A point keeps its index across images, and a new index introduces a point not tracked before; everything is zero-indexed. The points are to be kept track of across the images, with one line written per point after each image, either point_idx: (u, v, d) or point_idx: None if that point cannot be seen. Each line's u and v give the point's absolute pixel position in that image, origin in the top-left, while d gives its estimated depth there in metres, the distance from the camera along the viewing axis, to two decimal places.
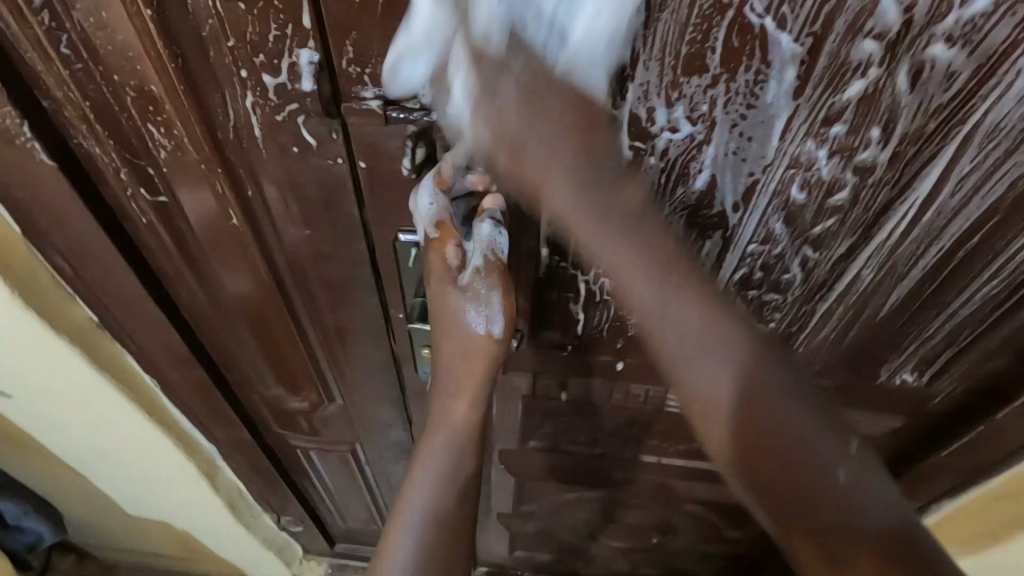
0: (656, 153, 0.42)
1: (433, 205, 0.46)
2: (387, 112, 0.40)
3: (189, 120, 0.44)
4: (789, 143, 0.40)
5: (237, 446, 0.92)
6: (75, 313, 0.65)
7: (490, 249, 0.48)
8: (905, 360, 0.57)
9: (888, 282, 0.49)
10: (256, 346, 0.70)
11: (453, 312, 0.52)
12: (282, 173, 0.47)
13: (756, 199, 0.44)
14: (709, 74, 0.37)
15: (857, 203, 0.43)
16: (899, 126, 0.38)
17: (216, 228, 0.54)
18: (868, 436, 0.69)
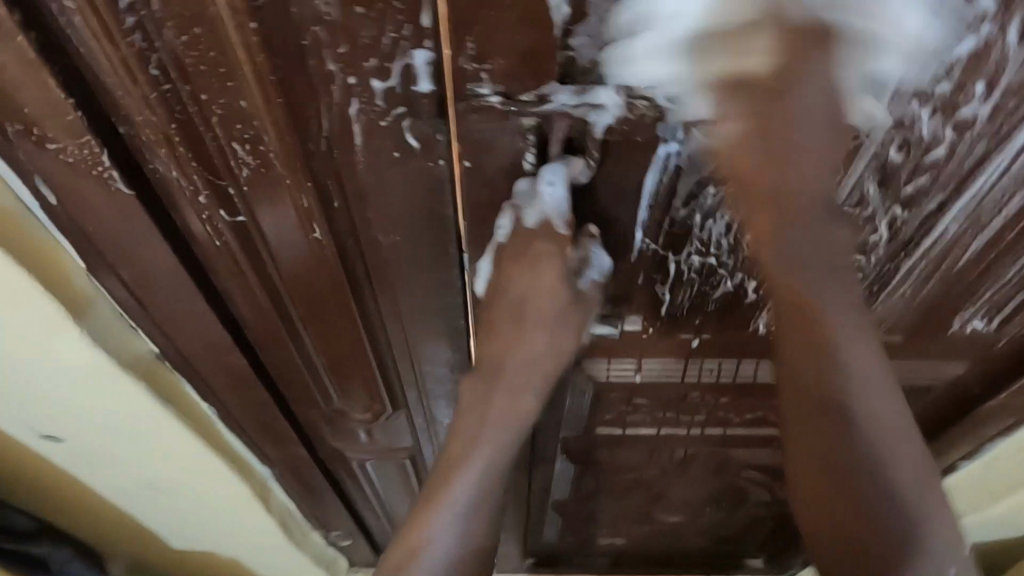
0: None
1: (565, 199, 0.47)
2: (505, 106, 0.40)
3: (282, 135, 0.43)
4: (894, 104, 0.41)
5: (292, 464, 0.90)
6: (135, 344, 0.64)
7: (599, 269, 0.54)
8: (977, 309, 0.59)
9: (970, 235, 0.51)
10: (324, 360, 0.69)
11: (533, 298, 0.54)
12: (377, 180, 0.46)
13: (853, 163, 0.45)
14: None
15: (952, 159, 0.45)
16: (1004, 80, 0.39)
17: (295, 244, 0.53)
18: (930, 384, 0.71)
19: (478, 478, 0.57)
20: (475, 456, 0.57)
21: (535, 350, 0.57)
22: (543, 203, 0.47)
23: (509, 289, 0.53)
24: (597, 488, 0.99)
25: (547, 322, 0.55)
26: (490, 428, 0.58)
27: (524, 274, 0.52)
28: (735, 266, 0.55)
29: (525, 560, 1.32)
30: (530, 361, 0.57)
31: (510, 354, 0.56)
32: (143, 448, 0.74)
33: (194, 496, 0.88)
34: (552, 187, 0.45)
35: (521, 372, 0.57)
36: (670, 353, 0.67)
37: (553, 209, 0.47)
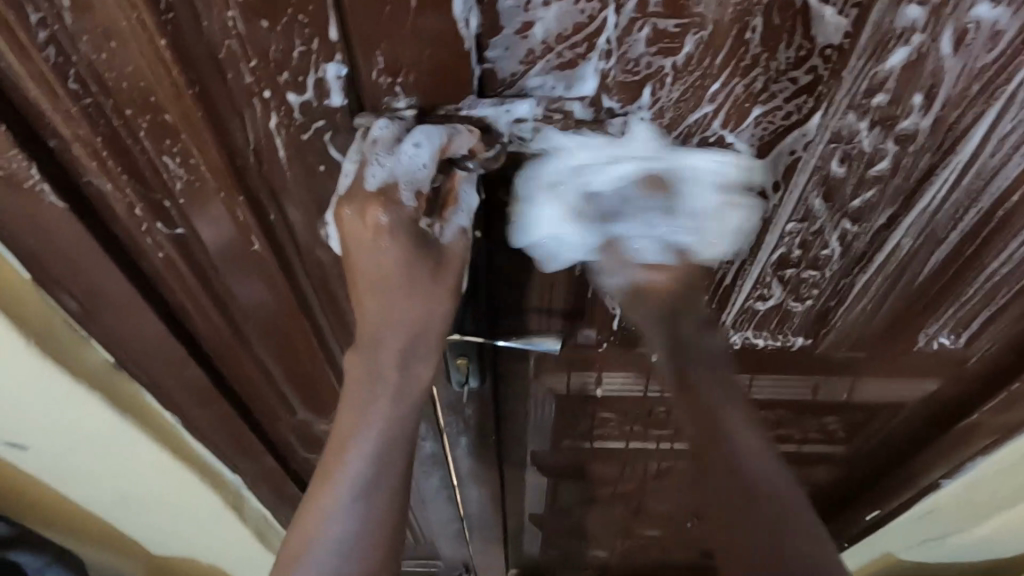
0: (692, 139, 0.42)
1: (426, 167, 0.41)
2: (420, 119, 0.40)
3: (209, 149, 0.43)
4: (830, 117, 0.40)
5: (262, 476, 0.89)
6: (91, 355, 0.63)
7: (458, 230, 0.47)
8: (941, 325, 0.57)
9: (926, 249, 0.49)
10: (282, 371, 0.68)
11: (377, 253, 0.46)
12: (309, 192, 0.46)
13: (794, 177, 0.44)
14: (749, 54, 0.37)
15: (897, 172, 0.43)
16: (942, 91, 0.38)
17: (237, 256, 0.52)
18: (903, 400, 0.69)
19: (369, 459, 0.50)
20: (366, 429, 0.50)
21: (399, 307, 0.50)
22: (396, 163, 0.40)
23: (361, 253, 0.47)
24: (573, 501, 0.98)
25: (404, 288, 0.49)
26: (379, 399, 0.51)
27: (378, 245, 0.45)
28: None
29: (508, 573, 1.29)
30: (408, 327, 0.51)
31: (379, 321, 0.50)
32: (108, 457, 0.74)
33: (167, 506, 0.88)
34: (415, 147, 0.39)
35: (401, 338, 0.51)
36: (630, 368, 0.66)
37: (404, 171, 0.41)
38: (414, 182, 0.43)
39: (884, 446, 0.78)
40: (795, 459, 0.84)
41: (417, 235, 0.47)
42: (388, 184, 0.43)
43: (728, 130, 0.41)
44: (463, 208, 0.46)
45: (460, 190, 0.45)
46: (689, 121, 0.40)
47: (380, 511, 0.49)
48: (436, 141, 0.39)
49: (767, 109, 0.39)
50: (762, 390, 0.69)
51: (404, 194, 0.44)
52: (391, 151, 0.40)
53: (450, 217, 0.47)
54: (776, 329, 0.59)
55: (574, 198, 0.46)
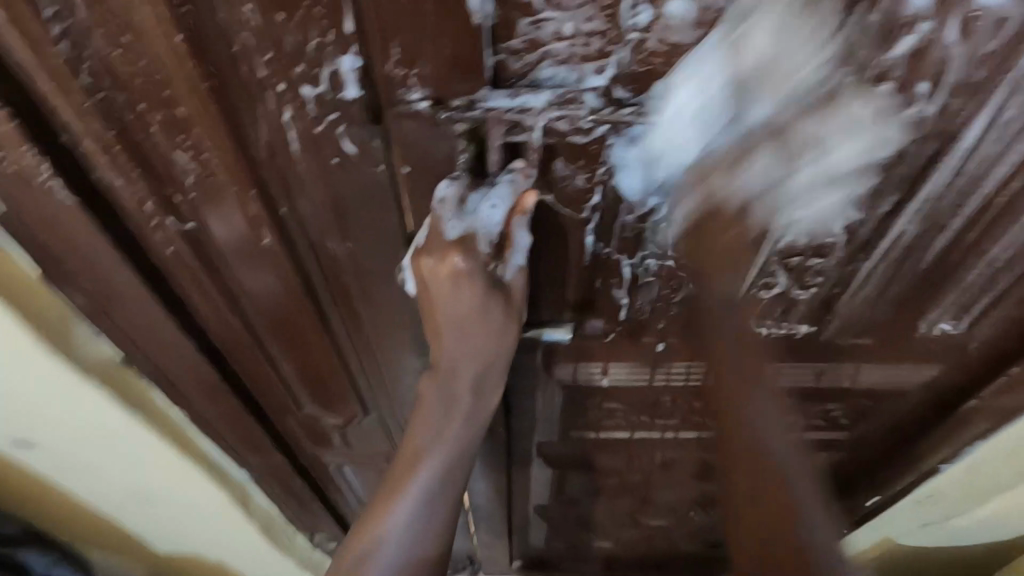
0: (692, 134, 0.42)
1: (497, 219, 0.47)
2: (436, 112, 0.39)
3: (222, 141, 0.43)
4: (839, 106, 0.40)
5: (269, 470, 0.89)
6: (100, 351, 0.64)
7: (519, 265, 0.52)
8: (944, 311, 0.58)
9: (929, 236, 0.50)
10: (290, 366, 0.68)
11: (452, 294, 0.51)
12: (321, 187, 0.46)
13: (801, 166, 0.45)
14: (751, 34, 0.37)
15: (903, 160, 0.44)
16: (948, 79, 0.38)
17: (248, 249, 0.52)
18: (904, 386, 0.70)
19: (430, 479, 0.56)
20: (436, 448, 0.56)
21: (467, 342, 0.54)
22: (474, 220, 0.47)
23: (440, 295, 0.52)
24: (579, 492, 0.98)
25: (478, 327, 0.54)
26: (448, 426, 0.57)
27: (456, 287, 0.51)
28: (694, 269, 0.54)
29: (512, 565, 1.30)
30: (478, 362, 0.56)
31: (454, 356, 0.55)
32: (120, 454, 0.74)
33: (176, 502, 0.88)
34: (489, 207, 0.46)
35: (474, 370, 0.56)
36: (637, 359, 0.66)
37: (481, 224, 0.48)
38: (488, 234, 0.49)
39: (885, 433, 0.79)
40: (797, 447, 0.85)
41: (488, 279, 0.52)
42: (467, 235, 0.49)
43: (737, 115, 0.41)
44: (519, 248, 0.51)
45: (515, 235, 0.49)
46: (699, 112, 0.41)
47: (437, 522, 0.56)
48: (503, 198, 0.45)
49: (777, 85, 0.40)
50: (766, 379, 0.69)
51: (480, 243, 0.50)
52: (457, 208, 0.46)
53: (509, 258, 0.51)
54: (781, 318, 0.60)
55: (583, 183, 0.46)
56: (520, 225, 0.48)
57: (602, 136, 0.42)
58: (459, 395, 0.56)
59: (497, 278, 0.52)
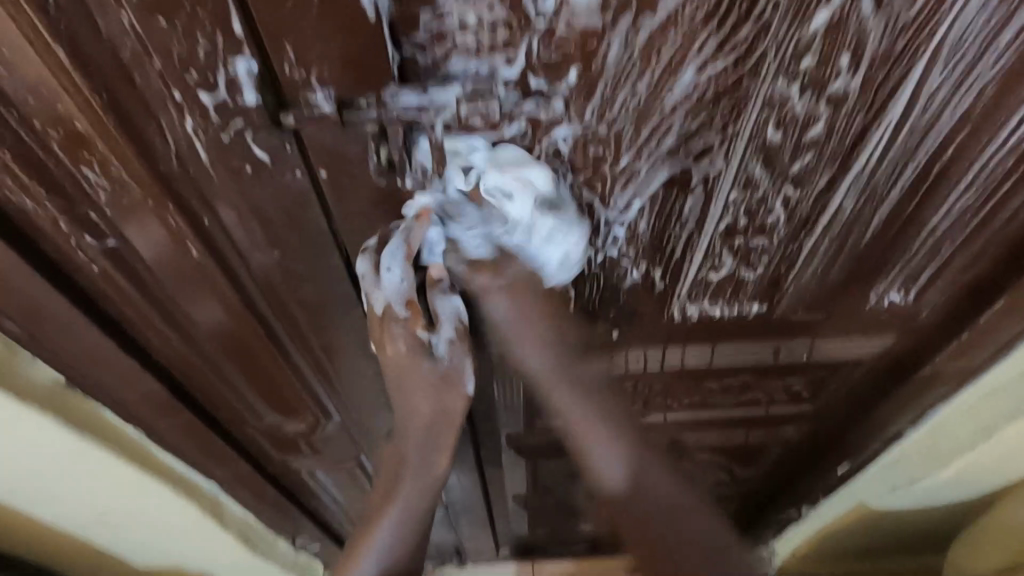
0: (613, 121, 0.41)
1: (405, 282, 0.50)
2: (341, 114, 0.38)
3: (126, 155, 0.41)
4: (760, 84, 0.40)
5: (238, 480, 0.88)
6: (36, 375, 0.61)
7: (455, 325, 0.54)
8: (891, 281, 0.58)
9: (869, 208, 0.49)
10: (242, 377, 0.66)
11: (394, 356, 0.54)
12: (240, 195, 0.44)
13: (732, 146, 0.44)
14: (663, 13, 0.35)
15: (832, 135, 0.43)
16: (868, 51, 0.38)
17: (177, 264, 0.50)
18: (860, 357, 0.71)
19: (400, 518, 0.62)
20: (406, 479, 0.61)
21: (414, 388, 0.57)
22: (382, 287, 0.50)
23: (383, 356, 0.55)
24: (556, 478, 0.98)
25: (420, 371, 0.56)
26: (409, 458, 0.61)
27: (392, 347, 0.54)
28: (636, 256, 0.53)
29: (500, 553, 1.30)
30: (431, 407, 0.58)
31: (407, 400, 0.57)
32: (73, 483, 0.72)
33: (143, 524, 0.85)
34: (387, 271, 0.48)
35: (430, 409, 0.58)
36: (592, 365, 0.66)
37: (391, 290, 0.50)
38: (403, 299, 0.51)
39: (849, 401, 0.80)
40: (764, 421, 0.85)
41: (422, 346, 0.54)
42: (386, 305, 0.52)
43: (660, 99, 0.40)
44: (446, 317, 0.53)
45: (438, 302, 0.52)
46: (621, 98, 0.40)
47: (410, 541, 0.63)
48: (402, 262, 0.48)
49: (699, 65, 0.38)
50: (725, 356, 0.69)
51: (400, 311, 0.52)
52: (375, 278, 0.49)
53: (439, 328, 0.53)
54: (731, 298, 0.59)
55: (512, 166, 0.43)
56: (435, 293, 0.51)
57: (517, 134, 0.41)
58: (416, 429, 0.59)
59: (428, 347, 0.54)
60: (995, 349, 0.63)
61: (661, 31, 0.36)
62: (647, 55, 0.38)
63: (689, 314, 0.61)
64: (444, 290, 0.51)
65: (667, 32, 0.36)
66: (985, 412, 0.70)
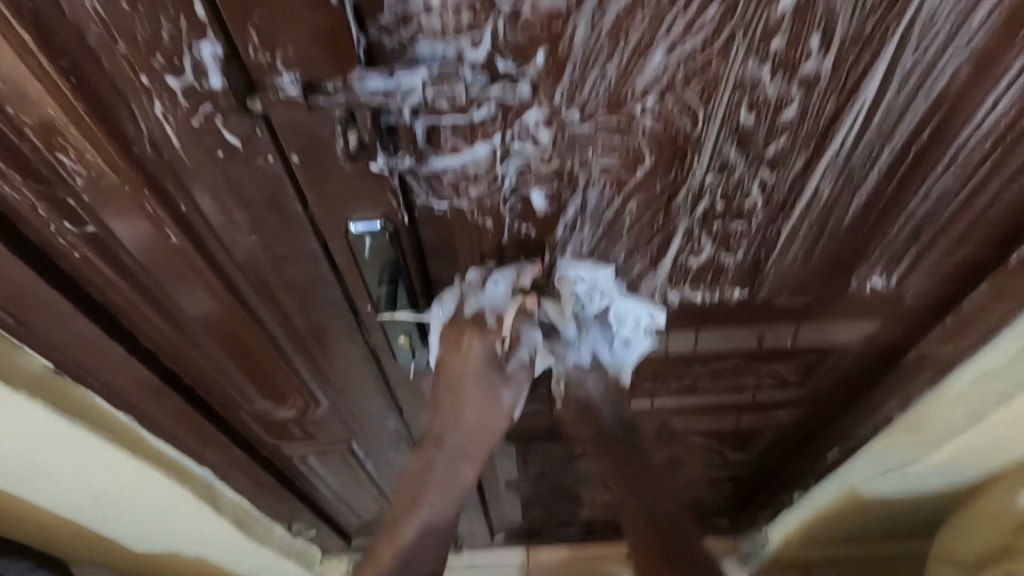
0: (585, 102, 0.41)
1: (506, 298, 0.57)
2: (308, 98, 0.38)
3: (100, 141, 0.41)
4: (731, 67, 0.39)
5: (233, 465, 0.89)
6: (28, 361, 0.62)
7: (531, 353, 0.61)
8: (873, 266, 0.58)
9: (847, 192, 0.49)
10: (229, 363, 0.67)
11: (463, 357, 0.59)
12: (215, 181, 0.44)
13: (705, 130, 0.44)
14: None
15: (806, 118, 0.43)
16: (838, 31, 0.38)
17: (158, 250, 0.51)
18: (846, 342, 0.71)
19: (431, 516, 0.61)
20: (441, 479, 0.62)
21: (471, 400, 0.61)
22: (483, 294, 0.57)
23: (456, 358, 0.60)
24: (548, 462, 0.98)
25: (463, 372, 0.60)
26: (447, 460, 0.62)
27: (468, 353, 0.59)
28: (617, 241, 0.53)
29: (495, 537, 1.31)
30: (475, 418, 0.61)
31: (461, 406, 0.61)
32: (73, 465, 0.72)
33: (139, 508, 0.86)
34: (495, 282, 0.56)
35: (475, 417, 0.61)
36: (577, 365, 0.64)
37: (490, 300, 0.57)
38: (495, 310, 0.58)
39: (836, 386, 0.80)
40: (752, 406, 0.85)
41: (492, 357, 0.59)
42: (479, 311, 0.58)
43: (631, 82, 0.40)
44: (525, 344, 0.60)
45: (526, 330, 0.59)
46: (591, 81, 0.40)
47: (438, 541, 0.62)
48: (509, 282, 0.56)
49: (668, 48, 0.38)
50: (709, 342, 0.69)
51: (489, 318, 0.58)
52: (482, 284, 0.56)
53: (517, 351, 0.60)
54: (713, 283, 0.59)
55: (485, 150, 0.44)
56: (526, 324, 0.58)
57: (487, 119, 0.41)
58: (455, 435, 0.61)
59: (499, 361, 0.60)
60: (979, 333, 0.63)
61: (629, 13, 0.36)
62: (616, 38, 0.37)
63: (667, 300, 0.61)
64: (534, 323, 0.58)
65: (634, 14, 0.36)
66: (988, 391, 0.70)
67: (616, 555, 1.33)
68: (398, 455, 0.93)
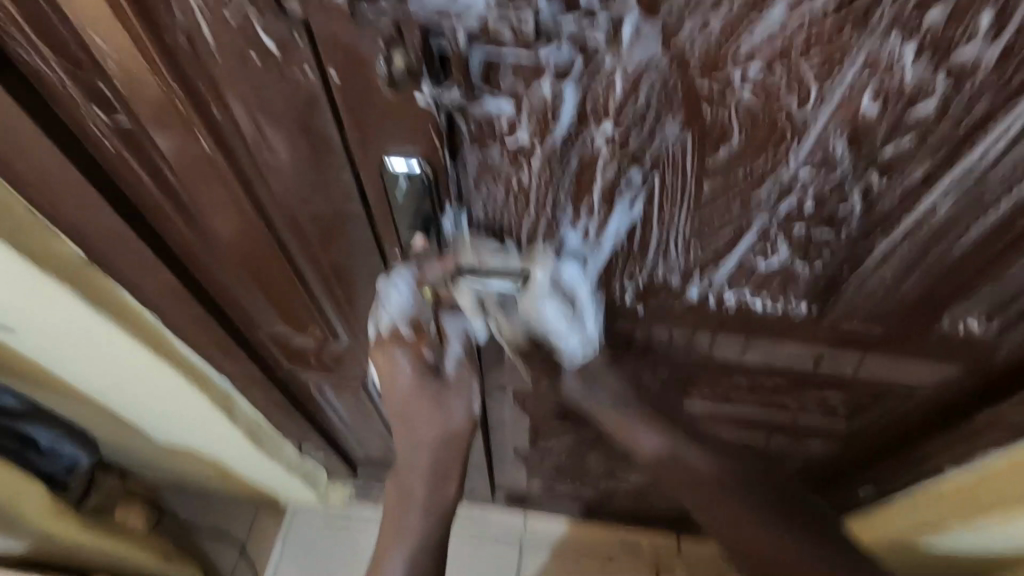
0: (674, 57, 0.35)
1: (410, 303, 0.56)
2: (353, 2, 0.33)
3: (134, 24, 0.37)
4: (866, 38, 0.32)
5: (250, 382, 0.89)
6: (61, 248, 0.59)
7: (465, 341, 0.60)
8: (973, 307, 0.50)
9: (967, 216, 0.41)
10: (254, 282, 0.65)
11: (395, 372, 0.61)
12: (249, 88, 0.40)
13: (814, 113, 0.36)
14: None
15: (943, 118, 0.35)
16: (1020, 11, 0.29)
17: (188, 156, 0.48)
18: (914, 384, 0.63)
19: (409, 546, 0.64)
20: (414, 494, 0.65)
21: (417, 417, 0.63)
22: (391, 305, 0.57)
23: (388, 381, 0.62)
24: (560, 440, 0.95)
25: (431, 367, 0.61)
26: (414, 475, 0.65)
27: (395, 370, 0.61)
28: (680, 227, 0.47)
29: (495, 499, 1.30)
30: (434, 434, 0.63)
31: (413, 428, 0.63)
32: (94, 348, 0.72)
33: (159, 402, 0.88)
34: (396, 291, 0.55)
35: (434, 435, 0.63)
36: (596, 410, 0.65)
37: (398, 310, 0.58)
38: (406, 317, 0.58)
39: (889, 427, 0.72)
40: (788, 430, 0.79)
41: (428, 367, 0.61)
42: (394, 324, 0.59)
43: (735, 43, 0.33)
44: (455, 338, 0.59)
45: (448, 324, 0.58)
46: (685, 32, 0.33)
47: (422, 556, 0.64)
48: (408, 289, 0.55)
49: (793, 2, 0.31)
50: (758, 355, 0.63)
51: (402, 328, 0.59)
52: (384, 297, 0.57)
53: (448, 352, 0.61)
54: (778, 293, 0.53)
55: (545, 95, 0.38)
56: (447, 316, 0.57)
57: (557, 60, 0.35)
58: (420, 450, 0.64)
59: (436, 368, 0.62)
60: None
61: None
62: None
63: (627, 297, 0.56)
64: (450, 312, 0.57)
65: None
66: None
67: (613, 542, 1.31)
68: None
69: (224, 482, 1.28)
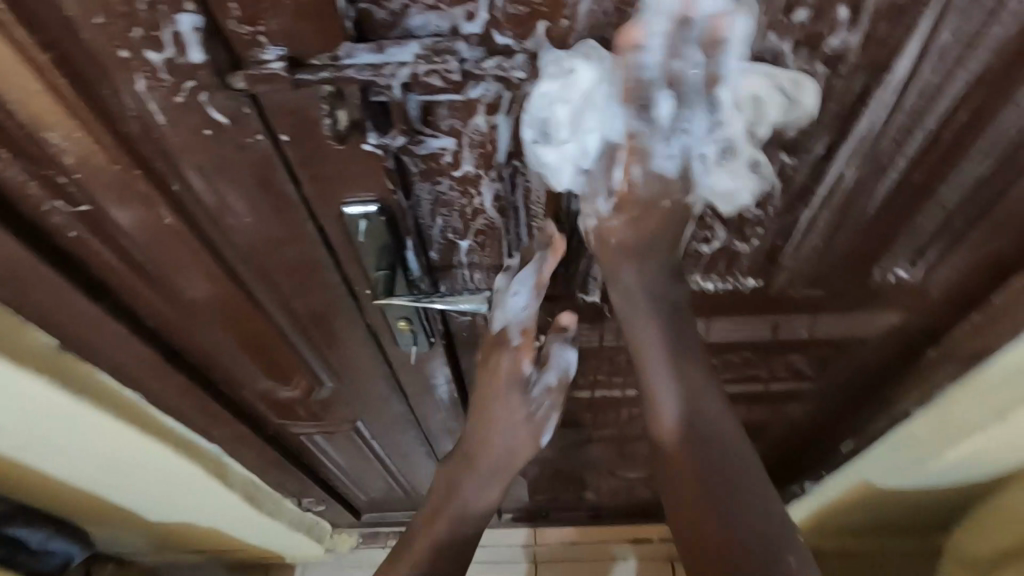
0: (591, 77, 0.38)
1: (526, 308, 0.57)
2: (294, 74, 0.36)
3: (88, 118, 0.40)
4: (750, 40, 0.36)
5: (241, 443, 0.89)
6: (33, 339, 0.60)
7: (561, 371, 0.65)
8: (897, 257, 0.55)
9: (872, 179, 0.46)
10: (231, 342, 0.66)
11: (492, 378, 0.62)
12: (206, 160, 0.42)
13: (720, 109, 0.41)
14: None
15: (831, 98, 0.40)
16: (870, 2, 0.34)
17: (153, 230, 0.50)
18: (866, 335, 0.68)
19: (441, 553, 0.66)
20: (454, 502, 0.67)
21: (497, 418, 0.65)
22: (507, 306, 0.57)
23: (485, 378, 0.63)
24: (555, 447, 0.97)
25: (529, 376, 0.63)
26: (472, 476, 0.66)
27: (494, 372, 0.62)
28: None
29: (502, 518, 1.31)
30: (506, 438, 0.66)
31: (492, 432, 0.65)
32: (78, 436, 0.72)
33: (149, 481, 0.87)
34: (516, 294, 0.55)
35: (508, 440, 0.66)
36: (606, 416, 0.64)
37: (512, 313, 0.58)
38: (519, 322, 0.59)
39: (856, 379, 0.77)
40: (764, 398, 0.83)
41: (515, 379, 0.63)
42: (505, 327, 0.59)
43: (640, 61, 0.38)
44: (556, 365, 0.64)
45: (556, 348, 0.62)
46: (596, 56, 0.37)
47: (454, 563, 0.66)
48: (530, 292, 0.55)
49: (681, 17, 0.36)
50: (721, 333, 0.67)
51: (512, 333, 0.59)
52: (503, 300, 0.57)
53: (546, 372, 0.64)
54: (726, 272, 0.57)
55: (482, 128, 0.41)
56: (558, 344, 0.62)
57: (487, 95, 0.39)
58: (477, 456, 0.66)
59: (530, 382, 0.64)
60: None
61: None
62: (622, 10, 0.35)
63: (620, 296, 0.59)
64: (564, 342, 0.62)
65: None
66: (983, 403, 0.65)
67: (624, 540, 1.32)
68: (403, 436, 0.93)
69: (226, 553, 1.25)
